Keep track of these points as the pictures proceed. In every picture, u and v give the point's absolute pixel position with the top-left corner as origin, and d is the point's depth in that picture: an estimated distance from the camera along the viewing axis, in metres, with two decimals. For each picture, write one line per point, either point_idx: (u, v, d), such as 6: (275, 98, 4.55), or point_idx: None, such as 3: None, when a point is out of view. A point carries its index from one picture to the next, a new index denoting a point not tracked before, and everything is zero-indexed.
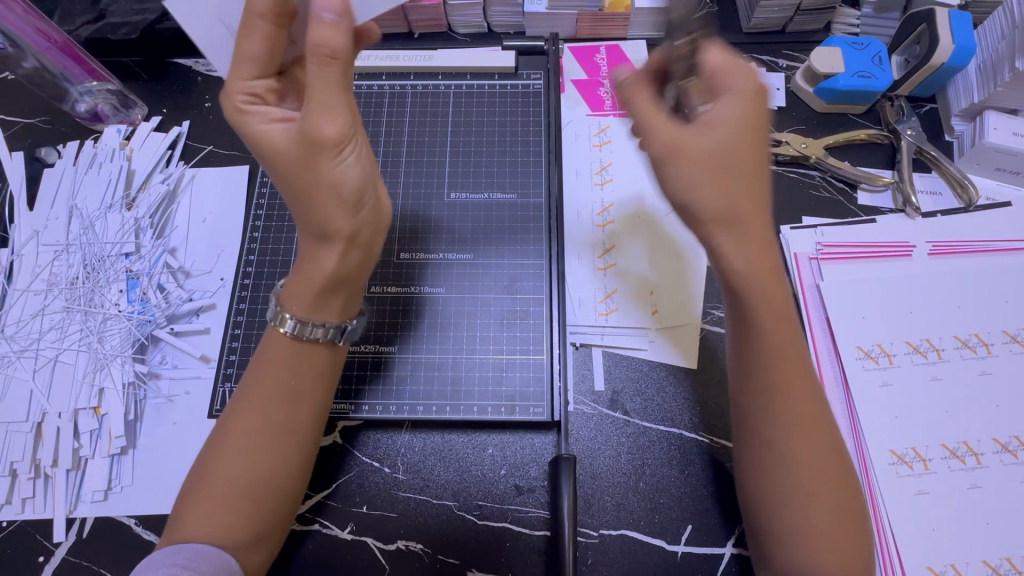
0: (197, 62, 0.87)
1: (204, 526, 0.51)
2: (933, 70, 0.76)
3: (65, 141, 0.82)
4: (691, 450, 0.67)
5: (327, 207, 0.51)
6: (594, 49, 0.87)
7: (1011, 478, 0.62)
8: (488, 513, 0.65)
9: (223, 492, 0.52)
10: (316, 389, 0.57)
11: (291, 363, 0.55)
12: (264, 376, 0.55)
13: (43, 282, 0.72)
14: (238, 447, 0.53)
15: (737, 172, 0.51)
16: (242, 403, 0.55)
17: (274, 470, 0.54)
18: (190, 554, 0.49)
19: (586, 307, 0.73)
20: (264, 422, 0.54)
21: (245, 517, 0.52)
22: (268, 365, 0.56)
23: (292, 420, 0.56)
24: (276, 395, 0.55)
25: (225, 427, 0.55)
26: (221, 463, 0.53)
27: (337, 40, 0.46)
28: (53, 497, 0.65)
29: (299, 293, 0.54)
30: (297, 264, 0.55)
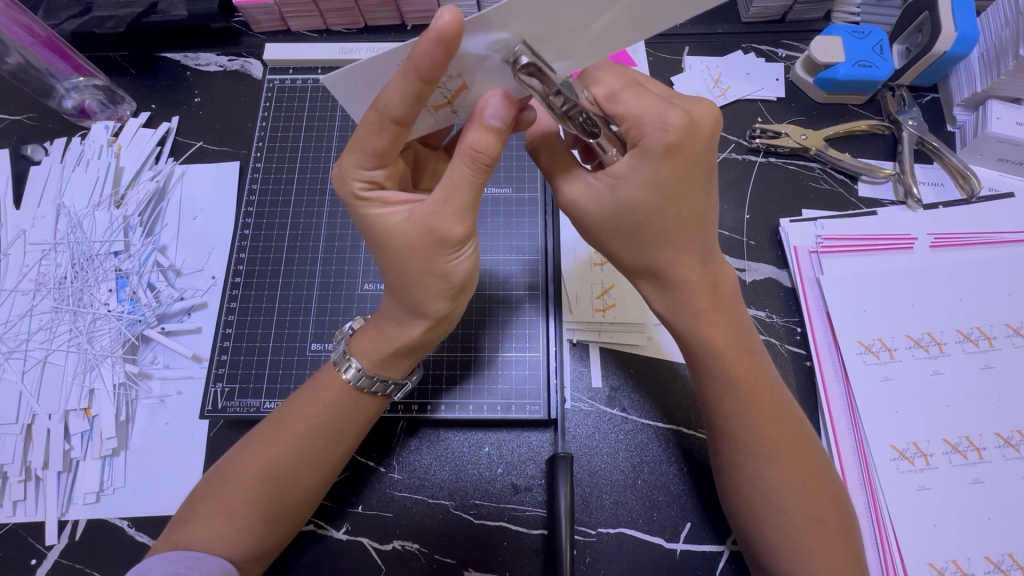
0: (186, 56, 0.85)
1: (208, 535, 0.51)
2: (936, 59, 0.75)
3: (52, 138, 0.81)
4: (690, 447, 0.66)
5: (429, 291, 0.51)
6: None
7: (1014, 473, 0.62)
8: (485, 512, 0.64)
9: (233, 507, 0.52)
10: (355, 428, 0.57)
11: (340, 404, 0.56)
12: (306, 407, 0.56)
13: (31, 282, 0.71)
14: (265, 466, 0.53)
15: (658, 219, 0.49)
16: (279, 425, 0.55)
17: (294, 494, 0.54)
18: (192, 562, 0.48)
19: (583, 305, 0.71)
20: (295, 450, 0.54)
21: (251, 536, 0.52)
22: (313, 398, 0.56)
23: (323, 455, 0.55)
24: (316, 429, 0.55)
25: (256, 443, 0.55)
26: (242, 475, 0.53)
27: (494, 148, 0.45)
28: (44, 499, 0.65)
29: (370, 349, 0.56)
30: (377, 322, 0.57)
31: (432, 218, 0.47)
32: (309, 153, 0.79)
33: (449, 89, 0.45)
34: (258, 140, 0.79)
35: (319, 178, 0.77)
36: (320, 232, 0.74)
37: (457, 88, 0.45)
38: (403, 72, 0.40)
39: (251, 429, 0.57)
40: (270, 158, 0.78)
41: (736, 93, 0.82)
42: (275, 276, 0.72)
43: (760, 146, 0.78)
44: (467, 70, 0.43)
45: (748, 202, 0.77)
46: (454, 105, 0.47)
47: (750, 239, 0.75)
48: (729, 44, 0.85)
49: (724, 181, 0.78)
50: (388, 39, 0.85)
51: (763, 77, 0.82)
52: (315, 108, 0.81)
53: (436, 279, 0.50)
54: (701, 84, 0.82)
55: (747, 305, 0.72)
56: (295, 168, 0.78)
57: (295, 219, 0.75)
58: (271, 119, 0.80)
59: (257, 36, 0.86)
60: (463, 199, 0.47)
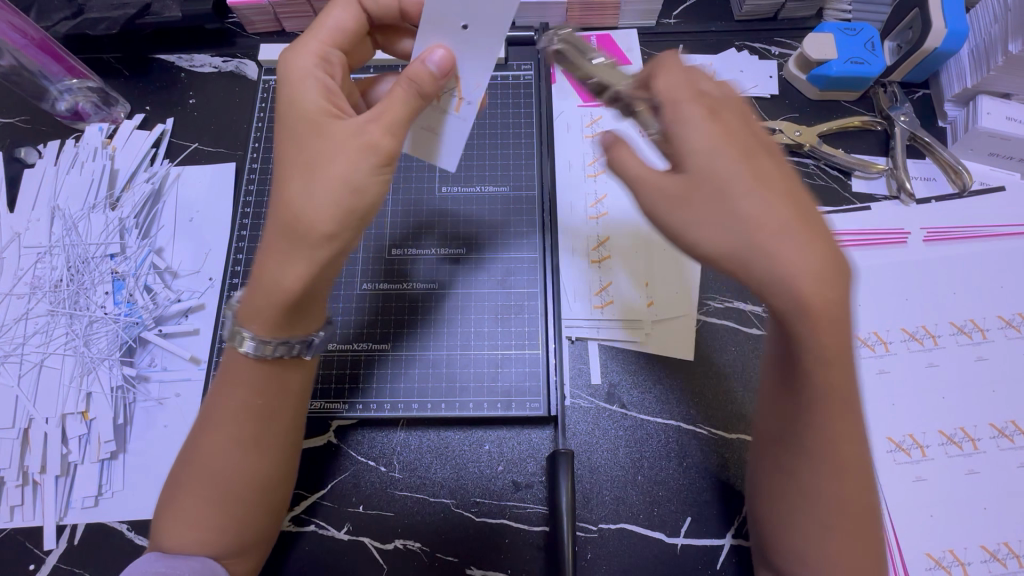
0: (180, 58, 0.85)
1: (181, 541, 0.51)
2: (926, 55, 0.76)
3: (45, 140, 0.80)
4: (689, 442, 0.67)
5: (316, 201, 0.47)
6: (584, 38, 0.86)
7: (1008, 462, 0.62)
8: (486, 510, 0.65)
9: (195, 512, 0.51)
10: (285, 401, 0.55)
11: (256, 382, 0.53)
12: (225, 394, 0.53)
13: (26, 285, 0.71)
14: (212, 465, 0.52)
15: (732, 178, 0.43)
16: (212, 418, 0.53)
17: (251, 488, 0.53)
18: (174, 561, 0.50)
19: (582, 301, 0.71)
20: (228, 439, 0.52)
21: (222, 534, 0.52)
22: (228, 384, 0.53)
23: (260, 437, 0.53)
24: (248, 415, 0.52)
25: (195, 440, 0.53)
26: (193, 480, 0.52)
27: (429, 85, 0.50)
28: (42, 504, 0.64)
29: (261, 312, 0.50)
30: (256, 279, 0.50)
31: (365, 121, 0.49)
32: None
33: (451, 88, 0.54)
34: (253, 141, 0.79)
35: None
36: None
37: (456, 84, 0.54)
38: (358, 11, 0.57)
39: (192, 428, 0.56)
40: (266, 159, 0.78)
41: (730, 90, 0.82)
42: None
43: None
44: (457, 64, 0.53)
45: None
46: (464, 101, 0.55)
47: None
48: (723, 42, 0.86)
49: None
50: None
51: (757, 74, 0.83)
52: None
53: (340, 186, 0.47)
54: None
55: (744, 301, 0.72)
56: None
57: None
58: (267, 121, 0.80)
59: (251, 37, 0.86)
60: (398, 115, 0.49)
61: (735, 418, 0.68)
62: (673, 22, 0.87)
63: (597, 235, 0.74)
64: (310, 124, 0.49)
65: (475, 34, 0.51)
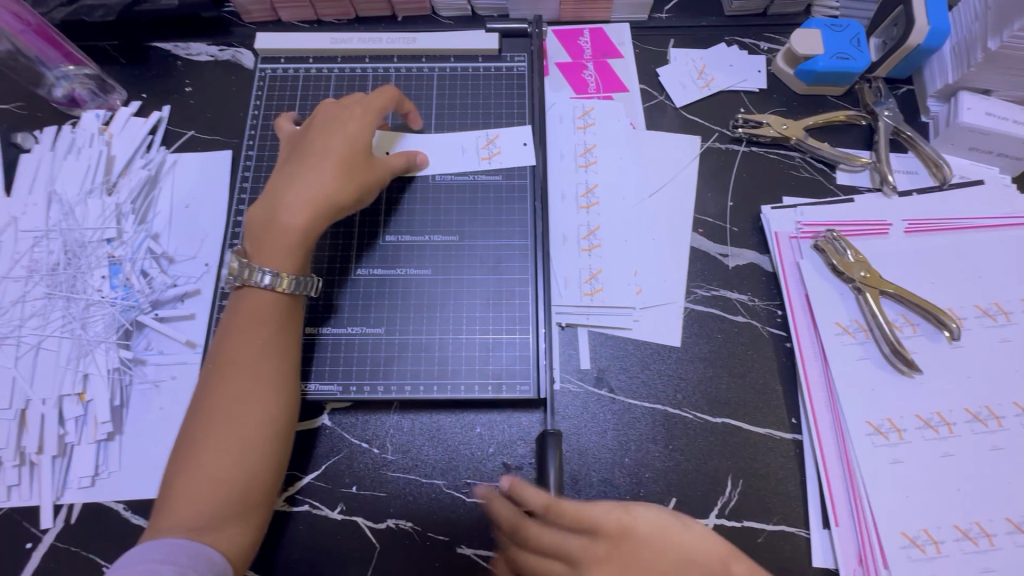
0: (176, 46, 0.86)
1: (196, 497, 0.52)
2: (910, 51, 0.77)
3: (41, 126, 0.81)
4: (674, 426, 0.68)
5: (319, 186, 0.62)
6: (578, 31, 0.88)
7: (982, 446, 0.65)
8: (477, 490, 0.66)
9: (213, 459, 0.54)
10: (287, 359, 0.60)
11: (272, 318, 0.60)
12: (245, 334, 0.59)
13: (23, 269, 0.71)
14: (212, 427, 0.55)
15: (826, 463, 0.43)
16: (215, 381, 0.57)
17: (249, 447, 0.55)
18: (165, 548, 0.49)
19: (572, 288, 0.73)
20: (250, 377, 0.57)
21: (239, 482, 0.54)
22: (249, 323, 0.59)
23: (277, 373, 0.59)
24: (254, 373, 0.57)
25: (211, 388, 0.57)
26: (212, 426, 0.55)
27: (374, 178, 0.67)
28: (40, 483, 0.65)
29: (275, 254, 0.61)
30: (268, 229, 0.62)
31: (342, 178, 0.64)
32: None
33: (490, 149, 0.76)
34: (250, 127, 0.77)
35: None
36: None
37: (495, 151, 0.76)
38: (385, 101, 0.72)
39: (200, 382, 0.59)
40: (263, 145, 0.77)
41: (720, 84, 0.84)
42: None
43: (742, 136, 0.80)
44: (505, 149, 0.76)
45: (731, 191, 0.79)
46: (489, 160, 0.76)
47: (733, 226, 0.77)
48: (713, 37, 0.87)
49: (709, 170, 0.80)
50: (379, 29, 0.86)
51: (746, 69, 0.85)
52: (307, 90, 0.79)
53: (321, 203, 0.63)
54: (686, 75, 0.85)
55: (730, 290, 0.74)
56: None
57: None
58: (264, 105, 0.78)
59: (248, 26, 0.87)
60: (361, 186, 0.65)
61: (719, 403, 0.69)
62: (665, 17, 0.89)
63: (586, 225, 0.77)
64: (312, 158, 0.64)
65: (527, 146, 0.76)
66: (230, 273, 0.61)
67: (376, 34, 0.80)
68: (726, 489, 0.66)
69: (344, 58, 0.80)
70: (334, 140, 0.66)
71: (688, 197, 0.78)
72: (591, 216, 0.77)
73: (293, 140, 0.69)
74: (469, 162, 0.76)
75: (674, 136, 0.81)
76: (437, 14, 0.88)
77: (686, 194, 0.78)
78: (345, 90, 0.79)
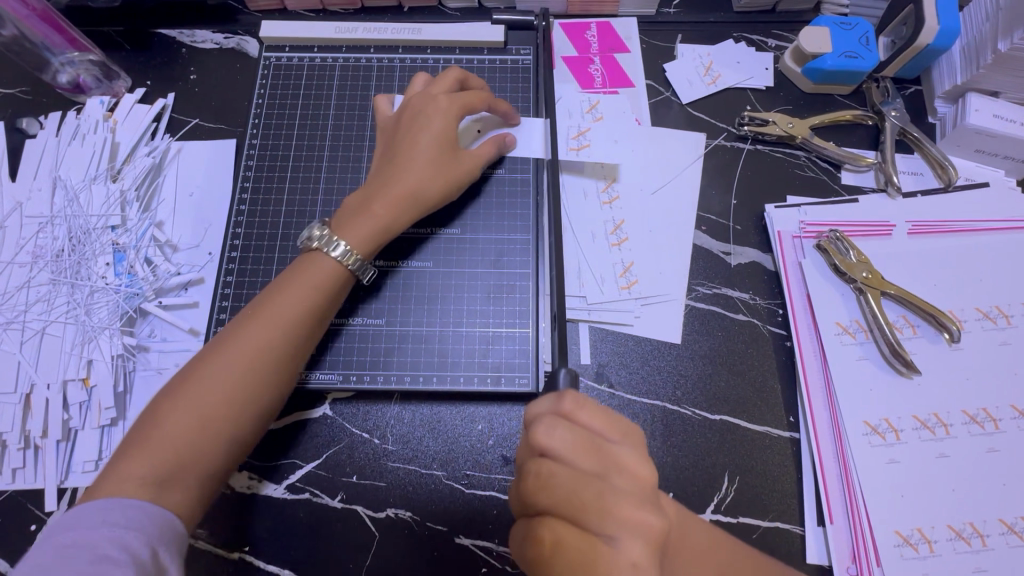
0: (181, 33, 0.85)
1: (176, 442, 0.53)
2: (919, 52, 0.77)
3: (46, 112, 0.81)
4: (674, 422, 0.69)
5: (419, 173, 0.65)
6: (585, 25, 0.87)
7: (978, 447, 0.65)
8: (475, 482, 0.67)
9: (212, 407, 0.55)
10: (310, 336, 0.61)
11: (322, 290, 0.61)
12: (292, 295, 0.60)
13: (28, 254, 0.72)
14: (221, 379, 0.56)
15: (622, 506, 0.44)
16: (240, 334, 0.58)
17: (246, 411, 0.57)
18: (130, 513, 0.49)
19: (608, 284, 0.74)
20: (283, 340, 0.59)
21: (224, 438, 0.56)
22: (300, 284, 0.61)
23: (302, 347, 0.61)
24: (276, 341, 0.58)
25: (241, 334, 0.58)
26: (226, 371, 0.56)
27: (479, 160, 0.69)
28: (44, 467, 0.66)
29: (365, 230, 0.63)
30: (363, 209, 0.64)
31: (442, 163, 0.66)
32: (304, 130, 0.76)
33: None
34: (254, 116, 0.77)
35: (315, 150, 0.76)
36: (315, 210, 0.73)
37: None
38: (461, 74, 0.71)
39: (230, 322, 0.60)
40: (267, 134, 0.76)
41: (726, 81, 0.83)
42: (271, 252, 0.71)
43: (747, 134, 0.80)
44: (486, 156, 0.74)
45: (734, 189, 0.79)
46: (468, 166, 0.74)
47: (736, 224, 0.77)
48: (721, 33, 0.87)
49: (713, 168, 0.80)
50: (385, 19, 0.85)
51: (753, 66, 0.84)
52: (312, 80, 0.79)
53: (427, 183, 0.65)
54: (693, 71, 0.84)
55: (731, 288, 0.74)
56: (292, 141, 0.76)
57: (291, 196, 0.73)
58: (268, 95, 0.78)
59: (253, 14, 0.87)
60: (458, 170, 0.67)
61: (718, 400, 0.70)
62: (673, 12, 0.88)
63: (613, 220, 0.77)
64: (406, 137, 0.66)
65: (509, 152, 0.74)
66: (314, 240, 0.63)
67: (381, 24, 0.80)
68: (723, 485, 0.67)
69: (349, 48, 0.80)
70: (443, 127, 0.66)
71: (691, 194, 0.78)
72: (614, 211, 0.77)
73: (389, 129, 0.69)
74: None
75: (680, 133, 0.81)
76: (444, 5, 0.87)
77: (689, 191, 0.78)
78: (349, 80, 0.79)
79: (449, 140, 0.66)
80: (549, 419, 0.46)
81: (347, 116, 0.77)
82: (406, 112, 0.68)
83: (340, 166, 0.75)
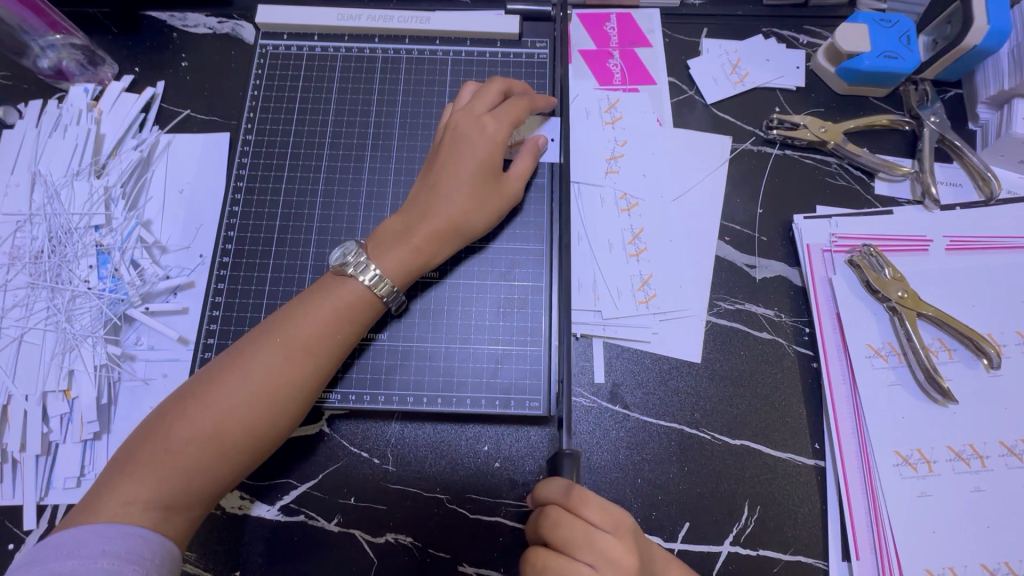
0: (172, 16, 0.80)
1: (185, 467, 0.49)
2: (964, 53, 0.71)
3: (26, 100, 0.76)
4: (691, 447, 0.65)
5: (461, 202, 0.60)
6: (604, 16, 0.82)
7: (1016, 482, 0.61)
8: (481, 507, 0.63)
9: (227, 434, 0.51)
10: (337, 361, 0.57)
11: (350, 314, 0.57)
12: (317, 318, 0.55)
13: (5, 255, 0.67)
14: (237, 405, 0.51)
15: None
16: (261, 352, 0.54)
17: (261, 441, 0.53)
18: (134, 542, 0.46)
19: (625, 297, 0.70)
20: (307, 366, 0.54)
21: (236, 463, 0.52)
22: (326, 306, 0.56)
23: (327, 372, 0.56)
24: (301, 369, 0.54)
25: (260, 357, 0.53)
26: (243, 395, 0.52)
27: (518, 176, 0.64)
28: (22, 483, 0.62)
29: (401, 262, 0.59)
30: (400, 239, 0.59)
31: (486, 193, 0.62)
32: (303, 126, 0.71)
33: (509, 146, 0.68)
34: (249, 109, 0.72)
35: (313, 148, 0.70)
36: (314, 214, 0.68)
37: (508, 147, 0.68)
38: (507, 81, 0.66)
39: (248, 336, 0.55)
40: (263, 129, 0.71)
41: (754, 80, 0.78)
42: (266, 258, 0.66)
43: (776, 138, 0.75)
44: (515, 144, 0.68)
45: (760, 197, 0.74)
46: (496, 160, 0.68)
47: (762, 235, 0.72)
48: (750, 28, 0.81)
49: (739, 173, 0.75)
50: (390, 6, 0.80)
51: (784, 65, 0.79)
52: (311, 71, 0.73)
53: (469, 212, 0.61)
54: (718, 69, 0.79)
55: (755, 303, 0.70)
56: (289, 139, 0.71)
57: (288, 197, 0.68)
58: (265, 86, 0.73)
59: None
60: (502, 199, 0.63)
61: (738, 424, 0.66)
62: (698, 3, 0.82)
63: (630, 228, 0.72)
64: (449, 160, 0.61)
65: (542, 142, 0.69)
66: (346, 263, 0.58)
67: (386, 12, 0.74)
68: (743, 515, 0.63)
69: (351, 38, 0.74)
70: (491, 150, 0.61)
71: (714, 203, 0.73)
72: (633, 218, 0.73)
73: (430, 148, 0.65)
74: None
75: (704, 135, 0.76)
76: None
77: (712, 199, 0.74)
78: (352, 73, 0.73)
79: (496, 163, 0.62)
80: (553, 512, 0.47)
81: (348, 111, 0.72)
82: (449, 129, 0.63)
83: (341, 165, 0.70)
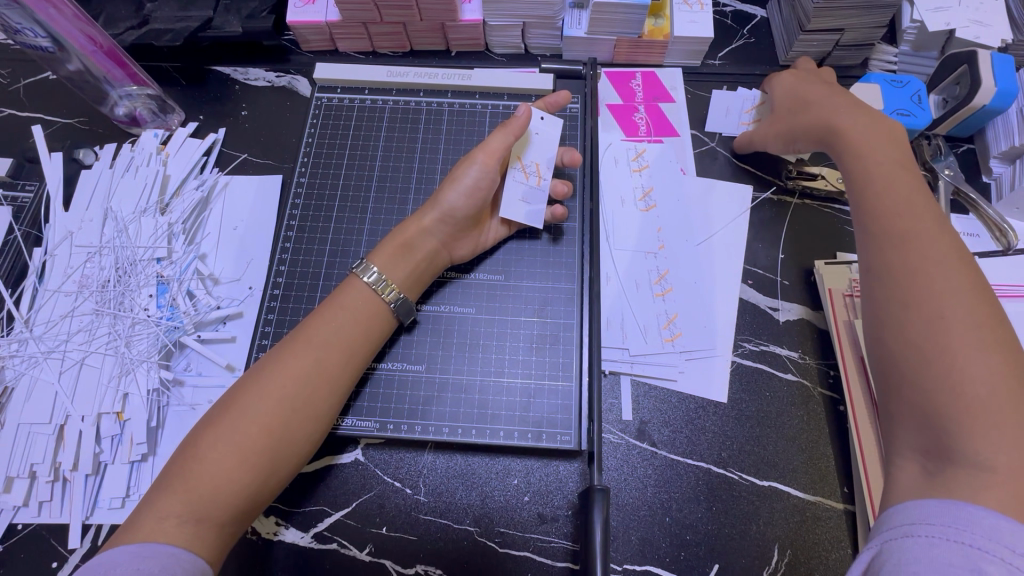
0: (235, 70, 0.88)
1: (210, 470, 0.51)
2: (974, 112, 0.75)
3: (103, 143, 0.83)
4: (718, 486, 0.66)
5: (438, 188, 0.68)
6: (630, 74, 0.88)
7: None
8: (509, 541, 0.64)
9: (246, 440, 0.53)
10: (347, 358, 0.59)
11: (354, 307, 0.61)
12: (325, 317, 0.60)
13: (75, 283, 0.73)
14: (256, 400, 0.54)
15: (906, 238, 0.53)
16: (277, 355, 0.58)
17: (282, 441, 0.54)
18: (165, 561, 0.47)
19: (652, 335, 0.72)
20: (316, 358, 0.57)
21: (258, 469, 0.53)
22: (332, 306, 0.61)
23: (337, 368, 0.59)
24: (312, 363, 0.57)
25: (276, 358, 0.57)
26: (259, 396, 0.54)
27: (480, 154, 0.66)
28: (70, 502, 0.64)
29: (384, 250, 0.65)
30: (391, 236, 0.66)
31: (455, 171, 0.67)
32: (352, 169, 0.77)
33: (528, 173, 0.68)
34: (303, 153, 0.78)
35: (361, 190, 0.76)
36: (359, 250, 0.73)
37: (530, 173, 0.68)
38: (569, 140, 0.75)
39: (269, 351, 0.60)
40: (316, 172, 0.77)
41: None
42: (313, 291, 0.71)
43: (795, 187, 0.79)
44: (524, 158, 0.68)
45: (781, 243, 0.77)
46: (523, 193, 0.68)
47: (784, 280, 0.75)
48: None
49: (760, 221, 0.78)
50: (432, 63, 0.88)
51: None
52: (361, 120, 0.80)
53: (438, 194, 0.66)
54: (739, 107, 0.85)
55: (779, 345, 0.72)
56: (338, 181, 0.77)
57: (336, 234, 0.74)
58: (319, 133, 0.79)
59: (305, 55, 0.89)
60: (464, 171, 0.66)
61: (766, 464, 0.66)
62: (718, 63, 0.88)
63: (656, 270, 0.76)
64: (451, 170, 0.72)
65: (540, 149, 0.69)
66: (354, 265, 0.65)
67: (431, 70, 0.81)
68: (773, 559, 0.63)
69: (398, 91, 0.81)
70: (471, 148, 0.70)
71: (737, 248, 0.77)
72: (660, 259, 0.76)
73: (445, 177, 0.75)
74: (514, 185, 0.68)
75: (726, 184, 0.80)
76: (491, 50, 0.89)
77: (735, 244, 0.77)
78: (399, 122, 0.80)
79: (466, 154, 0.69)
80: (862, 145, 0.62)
81: (394, 156, 0.78)
82: None
83: (386, 206, 0.75)
